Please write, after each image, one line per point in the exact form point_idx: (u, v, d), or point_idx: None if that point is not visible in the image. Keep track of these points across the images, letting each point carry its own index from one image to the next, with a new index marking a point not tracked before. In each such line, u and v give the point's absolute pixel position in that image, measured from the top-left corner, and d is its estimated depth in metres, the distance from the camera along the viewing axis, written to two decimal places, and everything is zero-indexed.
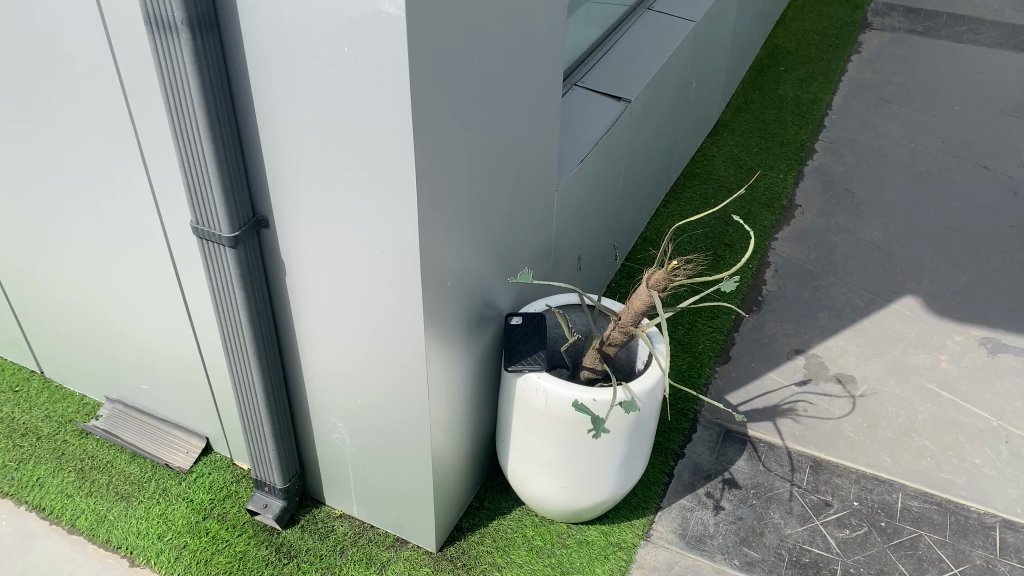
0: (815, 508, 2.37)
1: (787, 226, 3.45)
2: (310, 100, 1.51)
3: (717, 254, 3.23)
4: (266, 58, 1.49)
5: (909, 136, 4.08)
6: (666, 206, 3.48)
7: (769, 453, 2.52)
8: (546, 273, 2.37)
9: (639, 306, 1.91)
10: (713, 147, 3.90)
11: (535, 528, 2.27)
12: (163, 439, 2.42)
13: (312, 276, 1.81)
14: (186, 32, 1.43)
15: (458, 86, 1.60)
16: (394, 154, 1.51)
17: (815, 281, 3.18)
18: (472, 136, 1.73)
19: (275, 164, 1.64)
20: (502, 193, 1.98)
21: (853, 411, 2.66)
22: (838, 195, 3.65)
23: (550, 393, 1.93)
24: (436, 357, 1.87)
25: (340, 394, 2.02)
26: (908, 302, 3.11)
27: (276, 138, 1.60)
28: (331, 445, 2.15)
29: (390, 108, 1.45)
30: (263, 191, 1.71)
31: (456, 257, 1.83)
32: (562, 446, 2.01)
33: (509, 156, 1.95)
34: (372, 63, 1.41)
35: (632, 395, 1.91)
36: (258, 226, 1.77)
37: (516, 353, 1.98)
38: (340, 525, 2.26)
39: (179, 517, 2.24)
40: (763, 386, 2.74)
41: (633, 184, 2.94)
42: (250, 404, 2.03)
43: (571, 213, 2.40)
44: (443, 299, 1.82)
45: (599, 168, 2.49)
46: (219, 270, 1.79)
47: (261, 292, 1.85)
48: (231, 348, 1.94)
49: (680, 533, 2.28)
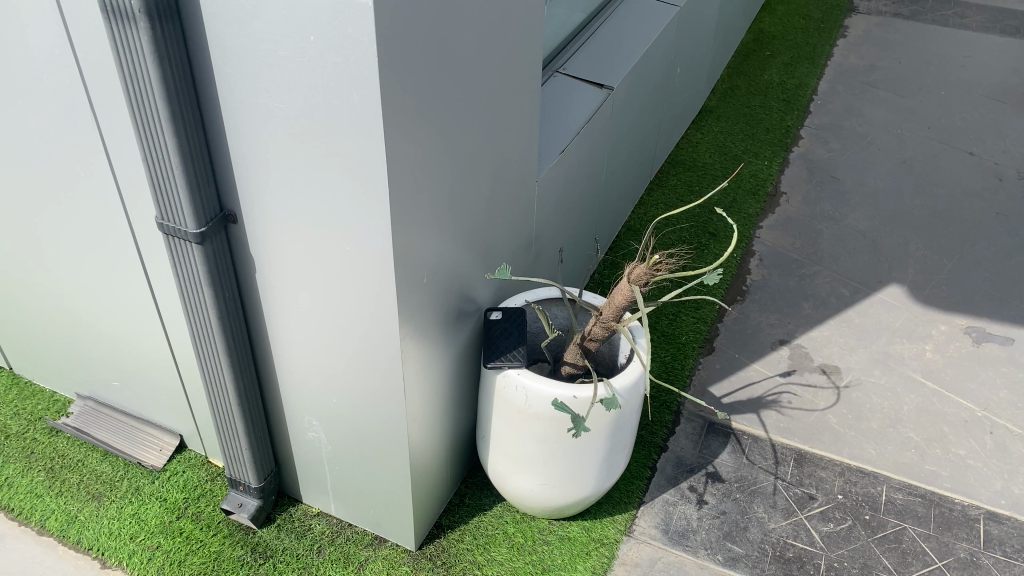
0: (799, 502, 2.34)
1: (772, 215, 3.42)
2: (276, 93, 1.45)
3: (701, 243, 3.20)
4: (229, 48, 1.43)
5: (895, 122, 4.05)
6: (650, 195, 3.43)
7: (753, 446, 2.49)
8: (526, 266, 2.32)
9: (621, 301, 1.87)
10: (698, 134, 3.86)
11: (516, 525, 2.23)
12: (136, 437, 2.37)
13: (284, 272, 1.75)
14: (144, 22, 1.37)
15: (431, 77, 1.55)
16: (364, 149, 1.46)
17: (801, 270, 3.14)
18: (447, 129, 1.68)
19: (243, 158, 1.59)
20: (479, 186, 1.92)
21: (838, 403, 2.64)
22: (823, 182, 3.62)
23: (530, 390, 1.89)
24: (412, 354, 1.83)
25: (315, 392, 1.97)
26: (893, 291, 3.08)
27: (242, 131, 1.54)
28: (306, 443, 2.10)
29: (359, 100, 1.39)
30: (230, 186, 1.65)
31: (432, 253, 1.78)
32: (543, 443, 1.97)
33: (487, 148, 1.90)
34: (340, 53, 1.35)
35: (614, 391, 1.87)
36: (225, 222, 1.71)
37: (496, 350, 1.94)
38: (317, 523, 2.21)
39: (153, 517, 2.19)
40: (747, 378, 2.71)
41: (617, 173, 2.89)
42: (223, 402, 1.98)
43: (552, 204, 2.35)
44: (419, 296, 1.78)
45: (581, 157, 2.44)
46: (186, 267, 1.73)
47: (231, 290, 1.80)
48: (202, 346, 1.88)
49: (663, 528, 2.25)
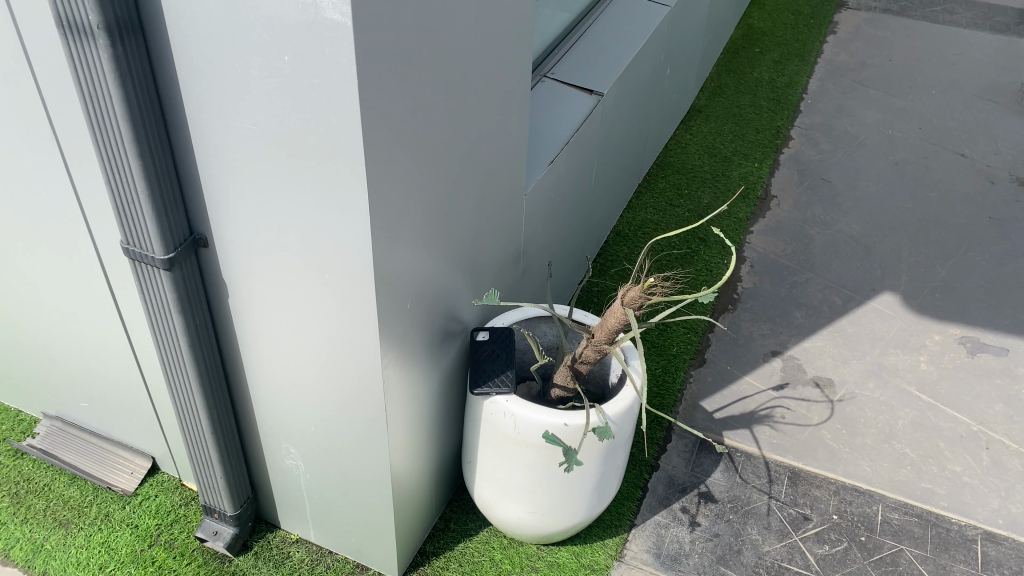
0: (793, 523, 2.28)
1: (763, 219, 3.35)
2: (249, 115, 1.36)
3: (692, 249, 3.14)
4: (196, 66, 1.33)
5: (886, 123, 3.99)
6: (638, 198, 3.35)
7: (746, 463, 2.43)
8: (514, 281, 2.23)
9: (615, 324, 1.79)
10: (687, 133, 3.77)
11: (504, 551, 2.15)
12: (106, 459, 2.26)
13: (259, 297, 1.66)
14: (103, 38, 1.27)
15: (413, 94, 1.45)
16: (344, 175, 1.37)
17: (793, 277, 3.08)
18: (431, 148, 1.59)
19: (213, 181, 1.49)
20: (466, 203, 1.83)
21: (832, 418, 2.58)
22: (814, 185, 3.55)
23: (519, 418, 1.81)
24: (394, 381, 1.74)
25: (292, 419, 1.88)
26: (886, 299, 3.02)
27: (212, 154, 1.45)
28: (283, 471, 2.01)
29: (338, 124, 1.30)
30: (200, 209, 1.55)
31: (415, 277, 1.69)
32: (533, 471, 1.89)
33: (473, 164, 1.81)
34: (316, 74, 1.26)
35: (606, 418, 1.80)
36: (196, 245, 1.61)
37: (482, 374, 1.86)
38: (296, 551, 2.12)
39: (123, 545, 2.09)
40: (739, 392, 2.64)
41: (607, 179, 2.81)
42: (194, 429, 1.88)
43: (541, 216, 2.26)
44: (402, 322, 1.69)
45: (570, 165, 2.35)
46: (154, 293, 1.63)
47: (202, 316, 1.70)
48: (172, 373, 1.78)
49: (655, 553, 2.18)
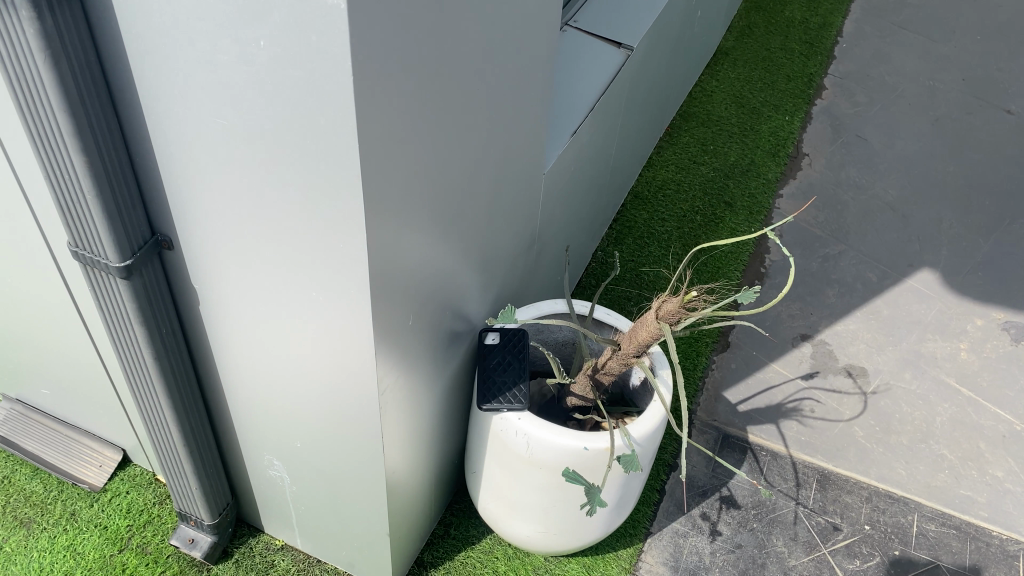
0: (822, 533, 2.10)
1: (793, 179, 3.08)
2: (218, 107, 1.09)
3: (717, 215, 2.89)
4: (149, 45, 1.05)
5: (927, 72, 3.68)
6: (659, 153, 3.08)
7: (772, 464, 2.23)
8: (528, 268, 1.99)
9: (646, 337, 1.55)
10: (712, 79, 3.46)
11: (508, 562, 1.98)
12: (70, 449, 2.05)
13: (237, 308, 1.42)
14: (27, 9, 0.99)
15: (420, 80, 1.18)
16: (336, 184, 1.12)
17: (824, 249, 2.84)
18: (440, 137, 1.33)
19: (176, 178, 1.23)
20: (478, 193, 1.58)
21: (864, 413, 2.38)
22: (849, 143, 3.27)
23: (533, 439, 1.59)
24: (392, 401, 1.53)
25: (276, 432, 1.66)
26: (925, 277, 2.79)
27: (175, 149, 1.18)
28: (265, 480, 1.80)
29: (328, 125, 1.04)
30: (164, 207, 1.29)
31: (418, 288, 1.46)
32: (546, 493, 1.68)
33: (487, 147, 1.55)
34: (299, 64, 0.99)
35: (632, 442, 1.58)
36: (159, 247, 1.36)
37: (492, 387, 1.64)
38: (281, 559, 1.93)
39: (90, 550, 1.90)
40: (766, 381, 2.42)
41: (630, 141, 2.53)
42: (165, 440, 1.66)
43: (560, 193, 2.00)
44: (402, 337, 1.46)
45: (594, 133, 2.07)
46: (111, 303, 1.38)
47: (169, 325, 1.46)
48: (136, 384, 1.55)
49: (672, 566, 2.01)
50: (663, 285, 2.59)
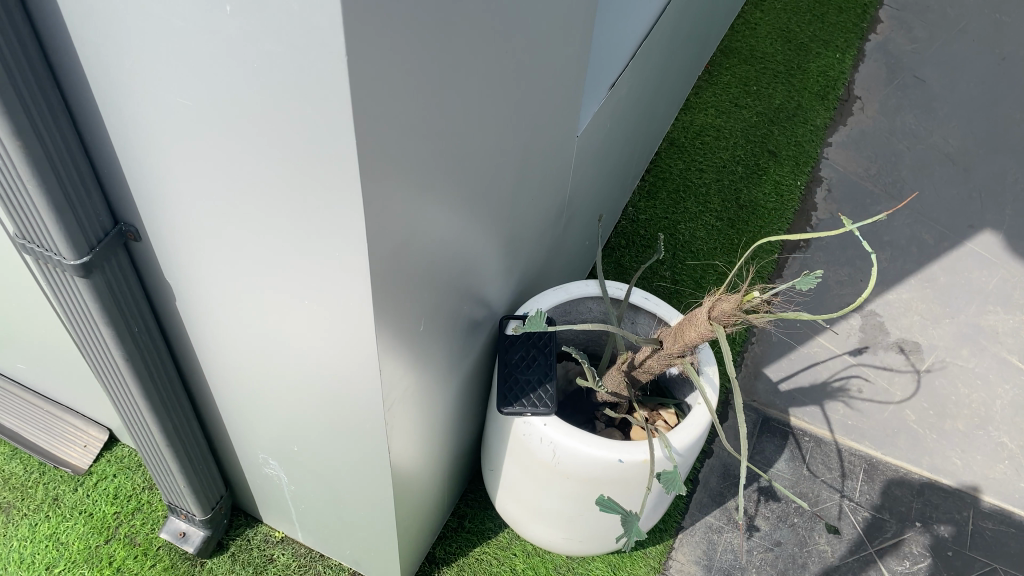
0: (869, 531, 1.92)
1: (844, 125, 2.81)
2: (180, 84, 0.86)
3: (760, 166, 2.63)
4: (89, 5, 0.82)
5: (993, 4, 3.34)
6: (698, 94, 2.80)
7: (816, 451, 2.05)
8: (555, 239, 1.77)
9: (695, 338, 1.33)
10: (756, 11, 3.15)
11: (527, 559, 1.82)
12: (54, 428, 1.88)
13: (217, 305, 1.21)
14: None
15: (438, 54, 0.94)
16: (332, 187, 0.89)
17: (876, 207, 2.58)
18: (461, 117, 1.09)
19: (137, 162, 1.00)
20: (503, 168, 1.35)
21: (917, 394, 2.18)
22: (906, 85, 2.98)
23: (560, 448, 1.40)
24: (400, 409, 1.33)
25: (270, 433, 1.48)
26: (986, 239, 2.55)
27: (133, 130, 0.96)
28: (261, 475, 1.63)
29: (318, 118, 0.81)
30: (126, 193, 1.07)
31: (430, 285, 1.24)
32: (573, 502, 1.50)
33: (516, 115, 1.30)
34: (280, 38, 0.75)
35: (673, 454, 1.39)
36: (124, 237, 1.15)
37: (515, 388, 1.45)
38: (280, 553, 1.78)
39: (74, 540, 1.75)
40: (810, 357, 2.22)
41: (668, 86, 2.26)
42: (145, 437, 1.48)
43: (593, 153, 1.76)
44: (412, 341, 1.25)
45: (633, 83, 1.82)
46: (70, 300, 1.17)
47: (141, 321, 1.26)
48: (108, 383, 1.35)
49: (705, 565, 1.84)
50: (700, 246, 2.36)
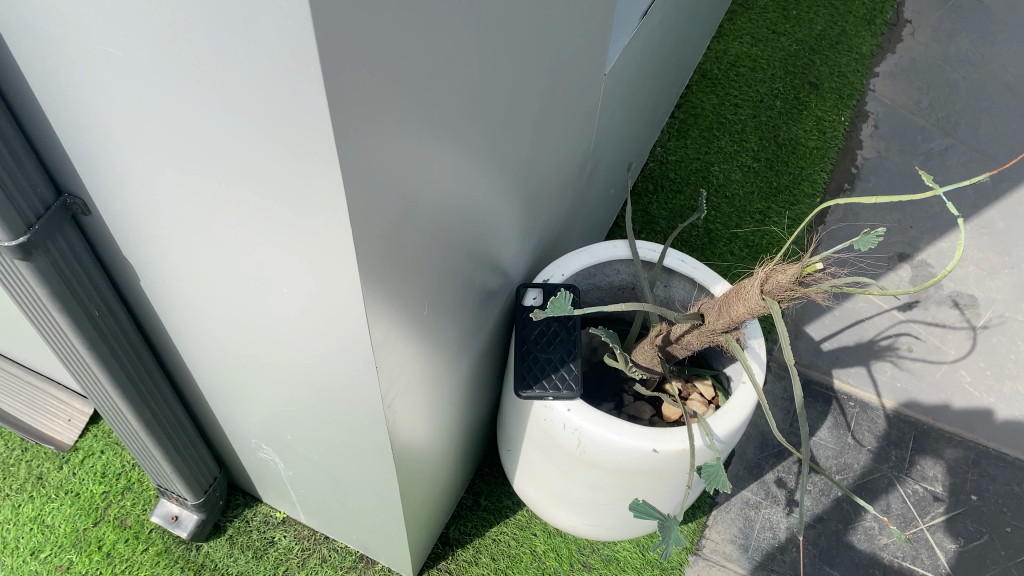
0: (920, 506, 1.77)
1: (893, 53, 2.56)
2: (105, 32, 0.67)
3: (800, 99, 2.40)
4: None
5: None
6: (732, 21, 2.56)
7: (861, 418, 1.88)
8: (578, 192, 1.57)
9: (742, 315, 1.13)
10: None
11: (548, 540, 1.68)
12: (34, 399, 1.73)
13: (188, 286, 1.04)
14: None
15: None
16: (303, 163, 0.71)
17: (928, 143, 2.35)
18: (470, 62, 0.90)
19: (71, 126, 0.82)
20: (520, 117, 1.15)
21: (973, 353, 2.00)
22: (961, 7, 2.71)
23: (586, 436, 1.23)
24: (404, 397, 1.16)
25: (262, 419, 1.32)
26: None
27: (61, 87, 0.77)
28: (256, 458, 1.48)
29: (278, 77, 0.62)
30: (65, 162, 0.89)
31: (435, 259, 1.06)
32: (601, 491, 1.34)
33: (536, 55, 1.10)
34: None
35: (715, 442, 1.20)
36: (71, 212, 0.97)
37: (533, 369, 1.29)
38: (282, 536, 1.65)
39: (61, 522, 1.63)
40: (856, 313, 2.03)
41: (702, 14, 2.03)
42: (121, 424, 1.33)
43: (622, 93, 1.56)
44: (416, 323, 1.08)
45: (665, 11, 1.60)
46: (14, 283, 1.00)
47: (102, 303, 1.09)
48: (74, 368, 1.20)
49: (741, 545, 1.70)
50: (735, 190, 2.16)
